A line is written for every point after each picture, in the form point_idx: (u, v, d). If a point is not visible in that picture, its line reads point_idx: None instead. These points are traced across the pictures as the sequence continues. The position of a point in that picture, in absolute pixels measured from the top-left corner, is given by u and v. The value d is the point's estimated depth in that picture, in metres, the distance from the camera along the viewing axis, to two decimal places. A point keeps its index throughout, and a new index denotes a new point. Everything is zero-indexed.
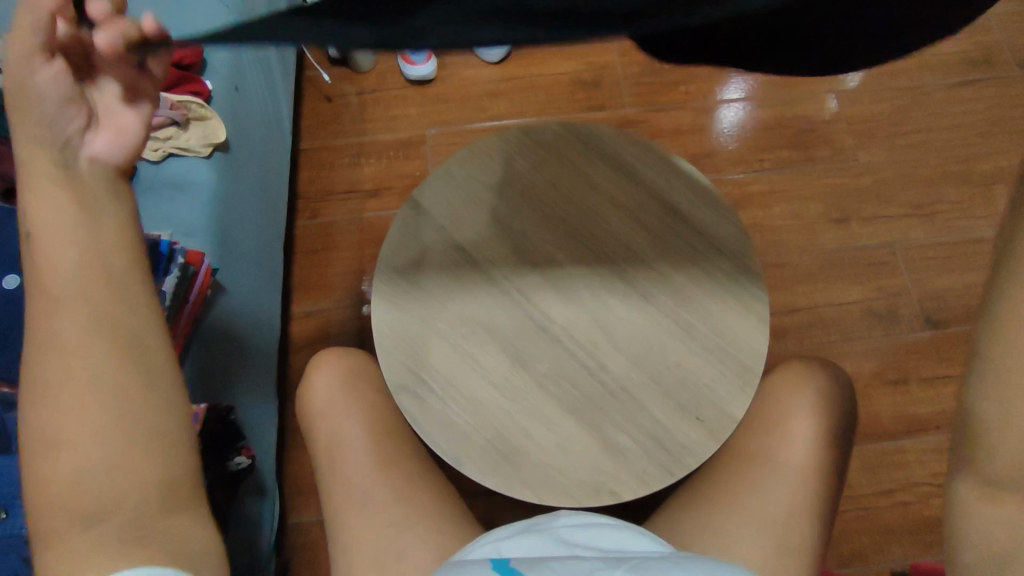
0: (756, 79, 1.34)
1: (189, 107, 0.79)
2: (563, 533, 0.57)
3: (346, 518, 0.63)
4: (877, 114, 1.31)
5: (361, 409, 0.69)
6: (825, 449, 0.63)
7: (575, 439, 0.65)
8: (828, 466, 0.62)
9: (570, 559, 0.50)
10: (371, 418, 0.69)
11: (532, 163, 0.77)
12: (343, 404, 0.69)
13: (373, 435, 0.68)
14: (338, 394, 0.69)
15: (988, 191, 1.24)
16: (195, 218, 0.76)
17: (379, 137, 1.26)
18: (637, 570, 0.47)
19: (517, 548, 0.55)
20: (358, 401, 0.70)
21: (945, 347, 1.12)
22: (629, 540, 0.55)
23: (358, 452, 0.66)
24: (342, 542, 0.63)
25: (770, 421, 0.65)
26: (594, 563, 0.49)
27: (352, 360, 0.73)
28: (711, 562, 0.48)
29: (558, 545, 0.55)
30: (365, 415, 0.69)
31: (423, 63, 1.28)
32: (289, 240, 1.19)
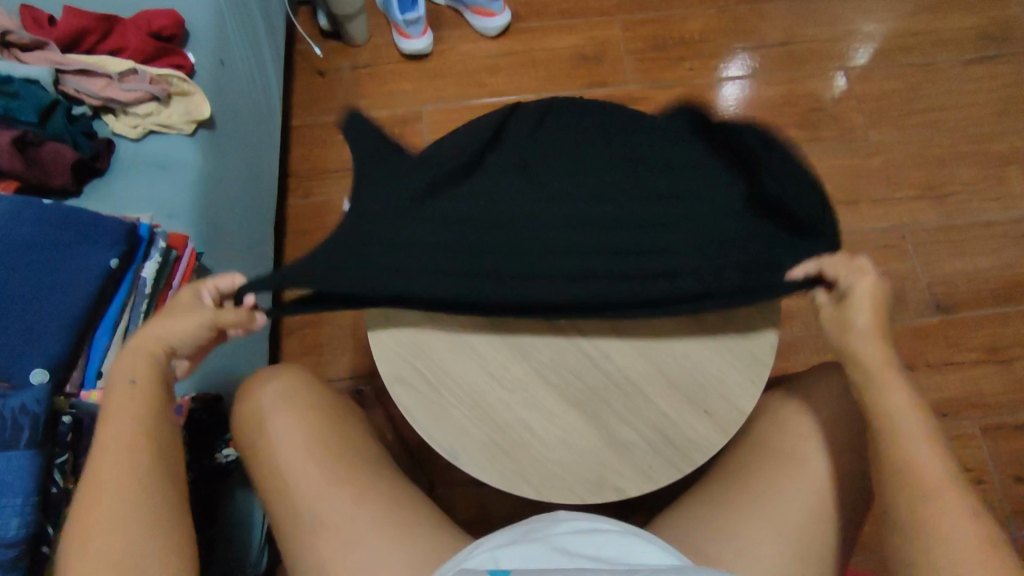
0: (764, 55, 1.29)
1: (170, 82, 0.74)
2: (564, 541, 0.55)
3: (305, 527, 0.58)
4: (888, 91, 1.27)
5: (315, 414, 0.63)
6: (856, 461, 0.61)
7: (576, 432, 0.62)
8: (857, 477, 0.60)
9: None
10: (318, 429, 0.63)
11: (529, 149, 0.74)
12: (283, 420, 0.62)
13: (319, 449, 0.61)
14: (281, 406, 0.63)
15: (1003, 172, 1.20)
16: (179, 201, 0.72)
17: (375, 113, 1.22)
18: None
19: (518, 557, 0.53)
20: (302, 413, 0.63)
21: (954, 333, 1.10)
22: (631, 552, 0.54)
23: (305, 465, 0.60)
24: (308, 557, 0.58)
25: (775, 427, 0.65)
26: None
27: (300, 375, 0.66)
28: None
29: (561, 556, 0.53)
30: (313, 426, 0.63)
31: (419, 36, 1.22)
32: (279, 221, 1.14)
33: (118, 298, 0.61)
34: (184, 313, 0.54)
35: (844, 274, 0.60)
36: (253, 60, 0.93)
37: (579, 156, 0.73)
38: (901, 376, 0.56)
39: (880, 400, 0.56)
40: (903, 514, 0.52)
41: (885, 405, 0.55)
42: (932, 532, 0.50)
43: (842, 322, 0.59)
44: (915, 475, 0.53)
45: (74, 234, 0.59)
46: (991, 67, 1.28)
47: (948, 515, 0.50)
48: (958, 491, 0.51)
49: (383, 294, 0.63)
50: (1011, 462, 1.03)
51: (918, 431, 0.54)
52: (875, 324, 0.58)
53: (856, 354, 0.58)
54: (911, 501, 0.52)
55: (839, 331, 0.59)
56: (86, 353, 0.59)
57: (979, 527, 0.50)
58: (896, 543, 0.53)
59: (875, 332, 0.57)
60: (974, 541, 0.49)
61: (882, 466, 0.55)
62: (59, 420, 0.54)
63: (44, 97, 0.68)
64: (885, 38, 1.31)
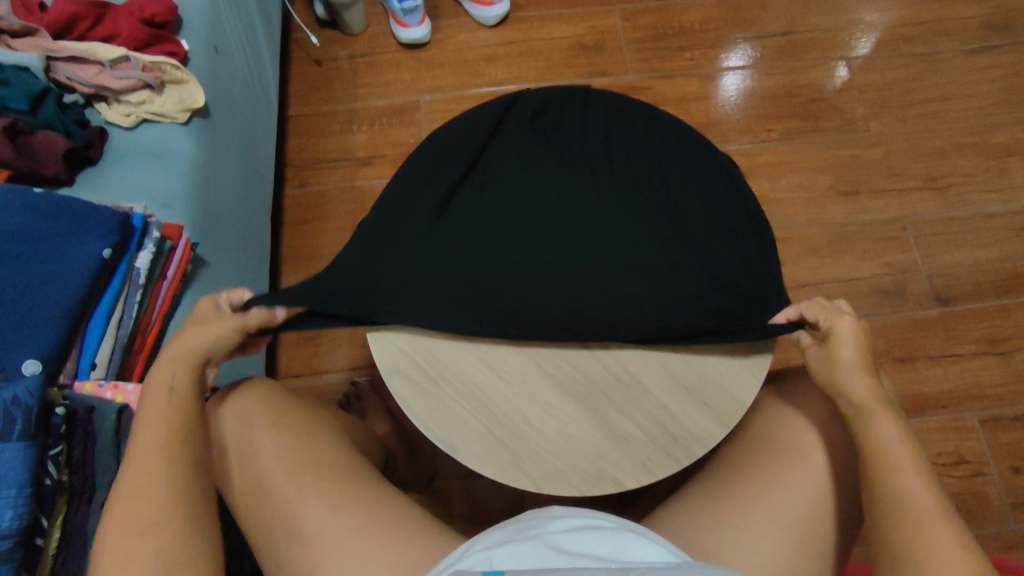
0: (764, 45, 1.28)
1: (163, 70, 0.73)
2: (557, 539, 0.55)
3: (301, 522, 0.57)
4: (890, 82, 1.26)
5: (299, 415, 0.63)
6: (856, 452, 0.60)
7: (576, 425, 0.62)
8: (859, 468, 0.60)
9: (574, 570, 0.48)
10: (292, 443, 0.60)
11: (532, 141, 0.73)
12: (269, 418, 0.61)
13: (293, 462, 0.59)
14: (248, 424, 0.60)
15: (1004, 164, 1.20)
16: (173, 191, 0.71)
17: (372, 103, 1.21)
18: None
19: (511, 557, 0.53)
20: (271, 432, 0.60)
21: (953, 325, 1.09)
22: (625, 549, 0.53)
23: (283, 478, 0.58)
24: (296, 563, 0.56)
25: (774, 421, 0.65)
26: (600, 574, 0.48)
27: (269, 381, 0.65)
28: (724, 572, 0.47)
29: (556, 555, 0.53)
30: (285, 439, 0.60)
31: (417, 25, 1.20)
32: (276, 212, 1.13)
33: (111, 289, 0.60)
34: (208, 322, 0.56)
35: (823, 314, 0.61)
36: (249, 49, 0.92)
37: (587, 152, 0.72)
38: (889, 408, 0.55)
39: (868, 429, 0.54)
40: (890, 536, 0.51)
41: (872, 434, 0.54)
42: (919, 558, 0.48)
43: (827, 361, 0.59)
44: (901, 501, 0.51)
45: (64, 224, 0.58)
46: (994, 57, 1.27)
47: (935, 540, 0.48)
48: (944, 517, 0.49)
49: (386, 303, 0.63)
50: (1009, 454, 1.02)
51: (907, 459, 0.52)
52: (859, 361, 0.57)
53: (840, 389, 0.57)
54: (900, 527, 0.50)
55: (824, 370, 0.59)
56: (79, 344, 0.58)
57: (968, 553, 0.48)
58: (885, 565, 0.50)
59: (859, 369, 0.57)
60: (963, 569, 0.47)
61: (869, 495, 0.53)
62: (52, 412, 0.53)
63: (34, 85, 0.67)
64: (887, 28, 1.30)
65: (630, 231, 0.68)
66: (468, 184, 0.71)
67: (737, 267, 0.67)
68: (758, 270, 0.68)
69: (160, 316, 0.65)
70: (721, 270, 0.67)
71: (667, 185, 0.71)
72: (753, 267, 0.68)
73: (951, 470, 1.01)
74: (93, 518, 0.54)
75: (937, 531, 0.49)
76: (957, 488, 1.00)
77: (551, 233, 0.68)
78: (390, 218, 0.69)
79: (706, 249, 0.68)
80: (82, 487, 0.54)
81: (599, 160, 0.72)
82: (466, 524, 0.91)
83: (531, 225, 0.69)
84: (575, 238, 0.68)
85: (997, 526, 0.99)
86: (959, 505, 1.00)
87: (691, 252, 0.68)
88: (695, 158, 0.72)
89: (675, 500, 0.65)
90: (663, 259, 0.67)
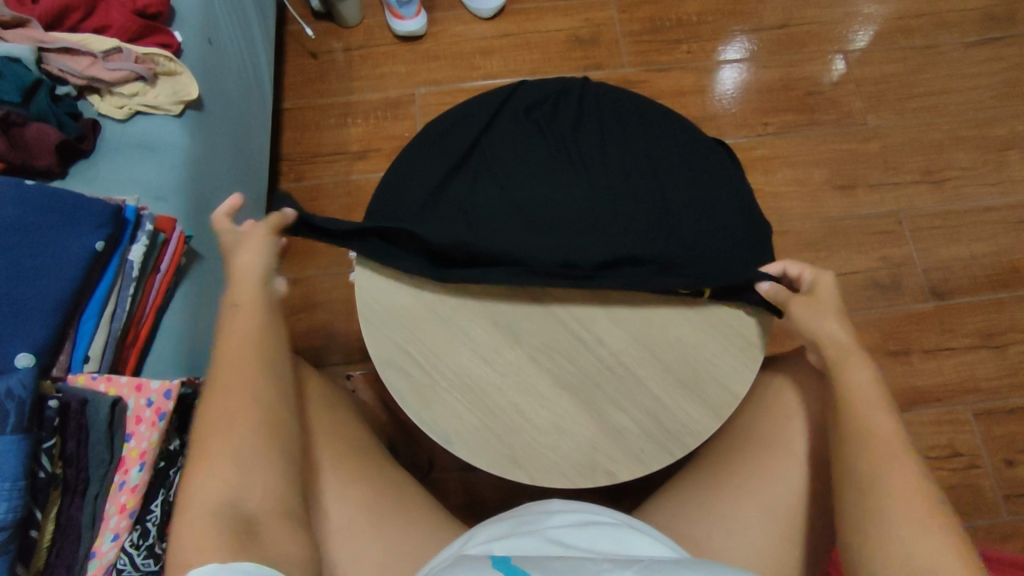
0: (761, 37, 1.28)
1: (156, 61, 0.73)
2: (556, 533, 0.55)
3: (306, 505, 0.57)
4: (888, 75, 1.25)
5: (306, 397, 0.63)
6: None
7: (569, 417, 0.62)
8: None
9: (578, 560, 0.49)
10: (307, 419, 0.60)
11: (528, 131, 0.73)
12: None
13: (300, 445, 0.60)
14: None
15: (1001, 157, 1.20)
16: (166, 184, 0.71)
17: (367, 96, 1.20)
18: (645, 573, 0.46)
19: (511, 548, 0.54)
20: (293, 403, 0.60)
21: (948, 319, 1.10)
22: (626, 542, 0.54)
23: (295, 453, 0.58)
24: None
25: (765, 409, 0.65)
26: (602, 564, 0.48)
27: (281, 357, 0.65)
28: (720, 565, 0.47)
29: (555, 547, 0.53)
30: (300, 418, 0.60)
31: (413, 17, 1.20)
32: (271, 205, 1.13)
33: (104, 282, 0.60)
34: (239, 252, 0.57)
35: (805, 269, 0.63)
36: (244, 41, 0.91)
37: (581, 143, 0.72)
38: (862, 355, 0.57)
39: (843, 373, 0.56)
40: (861, 470, 0.52)
41: (846, 378, 0.56)
42: (885, 490, 0.50)
43: (812, 307, 0.59)
44: (871, 437, 0.52)
45: (56, 218, 0.58)
46: (994, 50, 1.27)
47: (902, 478, 0.50)
48: (911, 455, 0.52)
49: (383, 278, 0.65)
50: (1002, 447, 1.03)
51: (887, 442, 0.52)
52: (840, 310, 0.59)
53: (826, 334, 0.58)
54: (872, 463, 0.51)
55: (809, 314, 0.59)
56: (73, 337, 0.58)
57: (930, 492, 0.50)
58: (850, 499, 0.52)
59: (841, 317, 0.58)
60: (926, 505, 0.49)
61: (843, 432, 0.54)
62: (45, 405, 0.53)
63: (27, 76, 0.66)
64: (886, 20, 1.30)
65: (626, 219, 0.68)
66: (463, 175, 0.71)
67: (730, 254, 0.67)
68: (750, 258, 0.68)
69: (154, 309, 0.64)
70: (715, 257, 0.67)
71: (661, 175, 0.70)
72: (745, 254, 0.68)
73: (944, 463, 1.02)
74: (87, 510, 0.54)
75: (905, 473, 0.51)
76: (951, 481, 1.01)
77: (546, 220, 0.68)
78: (389, 201, 0.70)
79: (701, 237, 0.68)
80: (76, 479, 0.55)
81: (593, 151, 0.71)
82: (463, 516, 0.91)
83: (526, 213, 0.68)
84: (571, 225, 0.68)
85: (989, 518, 1.00)
86: (952, 498, 1.00)
87: (685, 240, 0.67)
88: (689, 151, 0.72)
89: (667, 496, 0.66)
90: (658, 245, 0.67)
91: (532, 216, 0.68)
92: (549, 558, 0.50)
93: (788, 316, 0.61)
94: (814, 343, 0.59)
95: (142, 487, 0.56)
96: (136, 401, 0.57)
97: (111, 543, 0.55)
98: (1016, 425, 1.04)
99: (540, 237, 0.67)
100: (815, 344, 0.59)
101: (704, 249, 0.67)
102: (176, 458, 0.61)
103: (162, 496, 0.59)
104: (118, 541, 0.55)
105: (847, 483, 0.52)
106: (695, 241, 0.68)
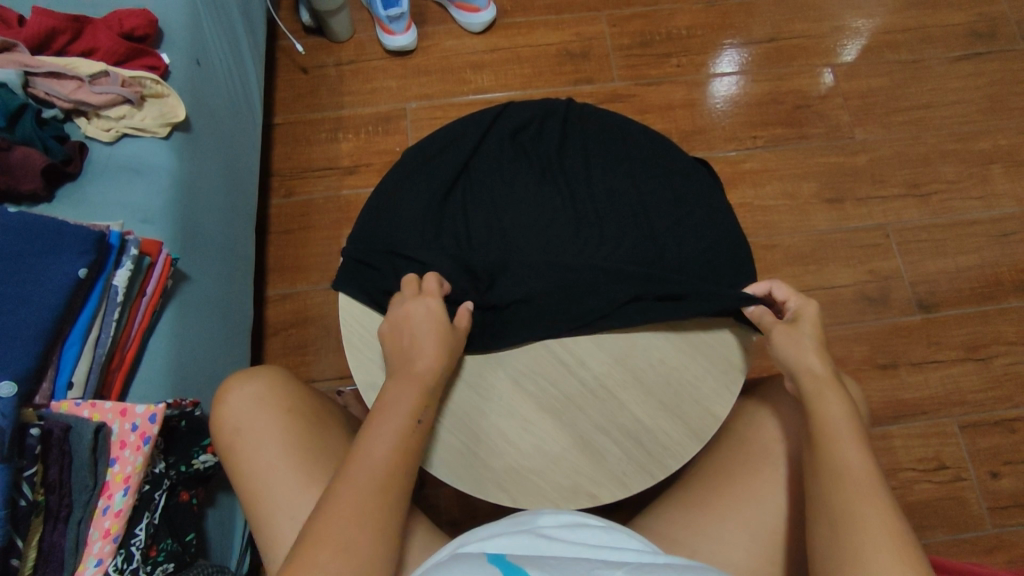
0: (751, 51, 1.29)
1: (142, 84, 0.74)
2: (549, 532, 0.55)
3: (293, 518, 0.59)
4: (875, 89, 1.27)
5: (292, 418, 0.63)
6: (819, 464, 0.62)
7: (553, 440, 0.62)
8: None
9: (573, 561, 0.50)
10: (296, 433, 0.62)
11: (515, 153, 0.74)
12: (261, 424, 0.62)
13: (296, 463, 0.61)
14: (257, 411, 0.63)
15: (986, 171, 1.21)
16: (153, 205, 0.71)
17: (358, 110, 1.21)
18: (638, 572, 0.48)
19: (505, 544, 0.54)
20: (283, 416, 0.63)
21: (935, 332, 1.10)
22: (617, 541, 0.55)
23: (284, 465, 0.61)
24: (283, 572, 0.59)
25: (743, 431, 0.66)
26: (594, 563, 0.49)
27: (275, 373, 0.66)
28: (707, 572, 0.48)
29: (546, 542, 0.54)
30: (287, 432, 0.62)
31: (404, 32, 1.21)
32: (263, 219, 1.13)
33: (88, 307, 0.60)
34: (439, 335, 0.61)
35: (793, 297, 0.65)
36: (230, 55, 0.92)
37: (565, 166, 0.73)
38: (837, 388, 0.58)
39: (819, 404, 0.57)
40: (832, 502, 0.53)
41: (819, 407, 0.57)
42: (854, 525, 0.51)
43: (793, 337, 0.61)
44: (838, 467, 0.54)
45: (40, 245, 0.58)
46: (979, 65, 1.28)
47: (869, 510, 0.51)
48: (878, 486, 0.52)
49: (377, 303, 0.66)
50: (988, 459, 1.04)
51: (862, 470, 0.53)
52: (819, 342, 0.61)
53: (803, 363, 0.59)
54: (840, 496, 0.52)
55: (788, 343, 0.61)
56: (56, 363, 0.58)
57: (899, 525, 0.51)
58: (821, 533, 0.53)
59: (820, 349, 0.60)
60: (892, 540, 0.50)
61: (815, 463, 0.55)
62: (27, 433, 0.53)
63: (11, 101, 0.67)
64: (873, 35, 1.31)
65: (609, 243, 0.69)
66: (450, 197, 0.71)
67: (712, 276, 0.68)
68: (733, 278, 0.69)
69: (139, 334, 0.64)
70: (698, 279, 0.68)
71: (644, 197, 0.71)
72: (728, 275, 0.68)
73: (931, 476, 1.03)
74: (70, 536, 0.55)
75: (872, 503, 0.52)
76: (937, 494, 1.02)
77: (532, 244, 0.69)
78: (376, 224, 0.70)
79: (683, 259, 0.68)
80: (59, 505, 0.55)
81: (577, 174, 0.72)
82: (453, 531, 0.91)
83: (512, 237, 0.69)
84: (557, 249, 0.68)
85: (977, 530, 1.00)
86: (940, 510, 1.01)
87: (668, 263, 0.68)
88: (671, 172, 0.73)
89: (651, 516, 0.66)
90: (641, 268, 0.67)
91: (516, 240, 0.69)
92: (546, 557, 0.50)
93: (767, 340, 0.63)
94: (789, 369, 0.61)
95: (127, 512, 0.56)
96: (121, 425, 0.57)
97: (94, 569, 0.55)
98: (1002, 438, 1.05)
99: (525, 262, 0.67)
100: (791, 368, 0.61)
101: (687, 271, 0.68)
102: (161, 480, 0.61)
103: (147, 519, 0.59)
104: (102, 566, 0.55)
105: (819, 519, 0.53)
106: (678, 264, 0.68)
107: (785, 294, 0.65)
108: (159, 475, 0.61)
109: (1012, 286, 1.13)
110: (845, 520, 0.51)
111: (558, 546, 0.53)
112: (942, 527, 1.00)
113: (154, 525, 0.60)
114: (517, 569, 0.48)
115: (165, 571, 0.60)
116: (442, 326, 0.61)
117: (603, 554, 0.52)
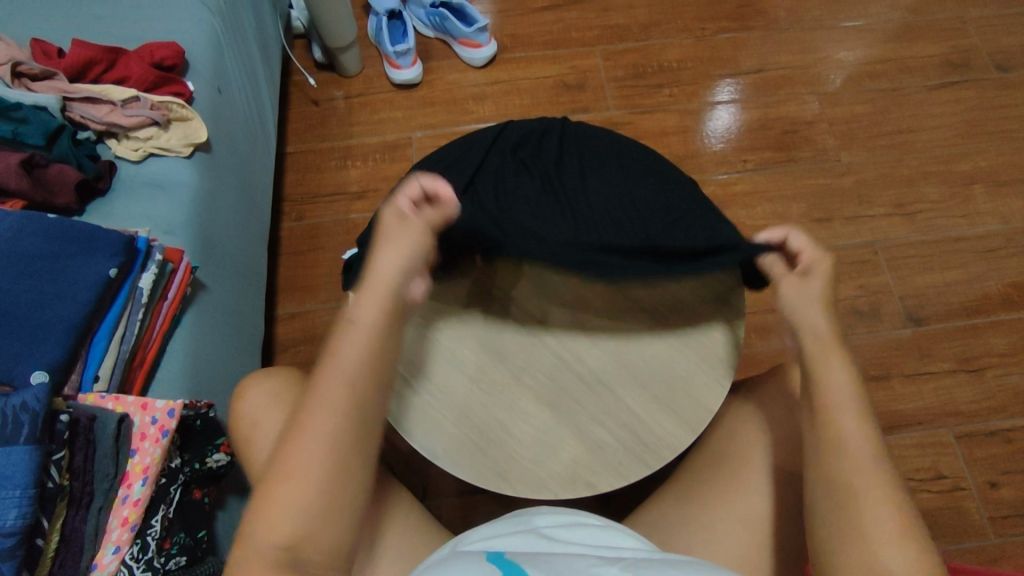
0: (740, 82, 1.36)
1: (169, 108, 0.79)
2: (547, 530, 0.58)
3: None
4: (858, 115, 1.33)
5: None
6: None
7: (551, 430, 0.65)
8: None
9: (572, 556, 0.51)
10: None
11: (516, 167, 0.79)
12: (275, 420, 0.65)
13: None
14: (272, 408, 0.65)
15: (968, 191, 1.26)
16: (175, 218, 0.76)
17: (366, 140, 1.27)
18: (634, 568, 0.49)
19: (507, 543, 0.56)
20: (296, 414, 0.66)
21: (927, 345, 1.13)
22: (614, 539, 0.57)
23: None
24: None
25: (735, 426, 0.68)
26: (591, 559, 0.51)
27: (287, 374, 0.69)
28: (698, 564, 0.50)
29: (547, 540, 0.56)
30: None
31: (410, 67, 1.29)
32: (273, 242, 1.18)
33: (115, 308, 0.65)
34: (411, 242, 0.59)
35: (805, 249, 0.65)
36: (248, 83, 0.99)
37: (563, 177, 0.78)
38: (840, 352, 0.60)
39: (824, 368, 0.59)
40: (832, 483, 0.54)
41: (824, 377, 0.58)
42: (848, 502, 0.53)
43: (802, 290, 0.63)
44: (841, 442, 0.55)
45: (73, 248, 0.63)
46: (955, 92, 1.35)
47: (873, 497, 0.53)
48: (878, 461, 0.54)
49: None
50: (986, 469, 1.05)
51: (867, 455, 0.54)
52: (825, 299, 0.62)
53: (810, 325, 0.61)
54: (833, 470, 0.55)
55: (796, 296, 0.63)
56: (84, 356, 0.62)
57: (896, 497, 0.53)
58: (822, 512, 0.54)
59: (826, 305, 0.62)
60: (891, 516, 0.52)
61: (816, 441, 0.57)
62: (57, 418, 0.56)
63: (51, 122, 0.73)
64: (856, 66, 1.38)
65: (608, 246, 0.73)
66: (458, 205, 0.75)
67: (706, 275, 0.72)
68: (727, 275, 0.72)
69: (161, 334, 0.68)
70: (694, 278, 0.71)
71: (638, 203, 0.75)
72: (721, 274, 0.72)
73: (929, 486, 1.04)
74: (90, 522, 0.57)
75: (876, 489, 0.53)
76: (937, 503, 1.03)
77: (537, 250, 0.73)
78: None
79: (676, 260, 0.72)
80: (81, 492, 0.58)
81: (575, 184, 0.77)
82: None
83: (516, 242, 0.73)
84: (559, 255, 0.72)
85: (978, 541, 1.01)
86: (940, 520, 1.02)
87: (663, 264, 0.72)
88: (662, 181, 0.77)
89: (648, 511, 0.69)
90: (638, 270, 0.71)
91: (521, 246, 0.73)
92: (543, 555, 0.52)
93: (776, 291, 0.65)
94: (794, 326, 0.63)
95: (144, 501, 0.59)
96: (142, 419, 0.61)
97: (112, 556, 0.58)
98: (998, 447, 1.06)
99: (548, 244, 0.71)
100: (796, 328, 0.62)
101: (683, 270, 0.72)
102: (175, 475, 0.64)
103: (162, 511, 0.62)
104: (119, 553, 0.58)
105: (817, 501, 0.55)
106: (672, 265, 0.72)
107: (797, 245, 0.66)
108: (171, 472, 0.64)
109: (1000, 301, 1.17)
110: (847, 496, 0.53)
111: (555, 545, 0.55)
112: (943, 537, 1.01)
113: (169, 519, 0.63)
114: (514, 567, 0.49)
115: (177, 564, 0.62)
116: (407, 236, 0.59)
117: (597, 551, 0.54)
